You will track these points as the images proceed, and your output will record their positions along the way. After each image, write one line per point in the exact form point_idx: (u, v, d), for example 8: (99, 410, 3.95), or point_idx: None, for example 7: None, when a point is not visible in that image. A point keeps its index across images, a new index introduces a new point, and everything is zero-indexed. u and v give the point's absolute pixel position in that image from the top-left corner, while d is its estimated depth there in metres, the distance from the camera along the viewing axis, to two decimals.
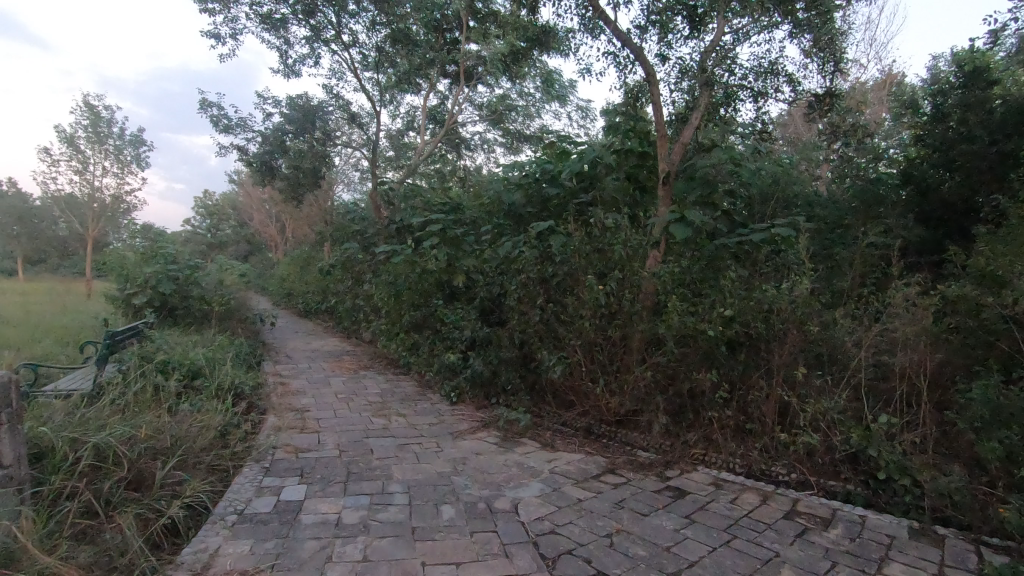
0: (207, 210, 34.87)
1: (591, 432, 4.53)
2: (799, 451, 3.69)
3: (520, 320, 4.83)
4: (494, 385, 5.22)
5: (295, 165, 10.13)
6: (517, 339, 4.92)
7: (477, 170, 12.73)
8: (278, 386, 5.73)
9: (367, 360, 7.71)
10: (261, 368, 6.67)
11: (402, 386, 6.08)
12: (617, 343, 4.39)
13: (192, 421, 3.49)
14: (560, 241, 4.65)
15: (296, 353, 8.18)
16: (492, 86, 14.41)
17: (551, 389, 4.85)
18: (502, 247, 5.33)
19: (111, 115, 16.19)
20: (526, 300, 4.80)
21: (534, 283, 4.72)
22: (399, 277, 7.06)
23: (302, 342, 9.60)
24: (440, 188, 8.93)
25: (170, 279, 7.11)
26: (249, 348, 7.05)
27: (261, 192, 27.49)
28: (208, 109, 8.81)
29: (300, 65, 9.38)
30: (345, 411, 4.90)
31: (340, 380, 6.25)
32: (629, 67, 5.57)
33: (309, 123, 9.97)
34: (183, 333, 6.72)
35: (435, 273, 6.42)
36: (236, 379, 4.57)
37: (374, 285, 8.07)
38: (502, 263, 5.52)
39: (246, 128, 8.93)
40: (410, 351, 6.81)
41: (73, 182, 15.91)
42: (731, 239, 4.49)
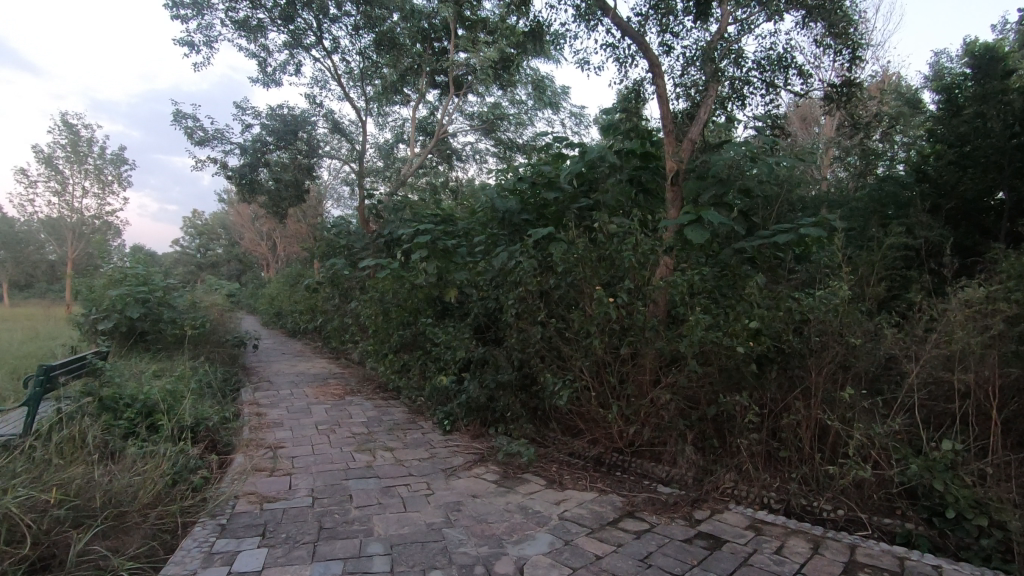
0: (196, 230, 34.35)
1: (602, 463, 4.01)
2: (846, 485, 3.19)
3: (519, 338, 4.32)
4: (491, 412, 4.70)
5: (278, 179, 9.66)
6: (516, 360, 4.41)
7: (469, 180, 12.31)
8: (253, 418, 5.18)
9: (354, 383, 7.16)
10: (237, 397, 6.11)
11: (390, 413, 5.54)
12: (629, 363, 3.90)
13: (135, 470, 2.97)
14: (561, 248, 4.15)
15: (278, 378, 7.61)
16: (483, 95, 14.04)
17: (555, 415, 4.33)
18: (497, 258, 4.83)
19: (91, 133, 15.73)
20: (524, 316, 4.30)
21: (534, 297, 4.23)
22: (386, 293, 6.56)
23: (287, 365, 9.03)
24: (430, 199, 8.48)
25: (138, 302, 6.58)
26: (225, 375, 6.50)
27: (250, 210, 27.02)
28: (182, 121, 8.33)
29: (280, 74, 8.95)
30: (325, 446, 4.36)
31: (323, 408, 5.71)
32: (630, 60, 5.13)
33: (291, 134, 9.50)
34: (152, 361, 6.17)
35: (424, 289, 5.91)
36: (199, 415, 4.03)
37: (362, 303, 7.56)
38: (498, 276, 5.02)
39: (223, 140, 8.45)
40: (400, 374, 6.28)
41: (52, 204, 15.40)
42: (752, 242, 4.02)
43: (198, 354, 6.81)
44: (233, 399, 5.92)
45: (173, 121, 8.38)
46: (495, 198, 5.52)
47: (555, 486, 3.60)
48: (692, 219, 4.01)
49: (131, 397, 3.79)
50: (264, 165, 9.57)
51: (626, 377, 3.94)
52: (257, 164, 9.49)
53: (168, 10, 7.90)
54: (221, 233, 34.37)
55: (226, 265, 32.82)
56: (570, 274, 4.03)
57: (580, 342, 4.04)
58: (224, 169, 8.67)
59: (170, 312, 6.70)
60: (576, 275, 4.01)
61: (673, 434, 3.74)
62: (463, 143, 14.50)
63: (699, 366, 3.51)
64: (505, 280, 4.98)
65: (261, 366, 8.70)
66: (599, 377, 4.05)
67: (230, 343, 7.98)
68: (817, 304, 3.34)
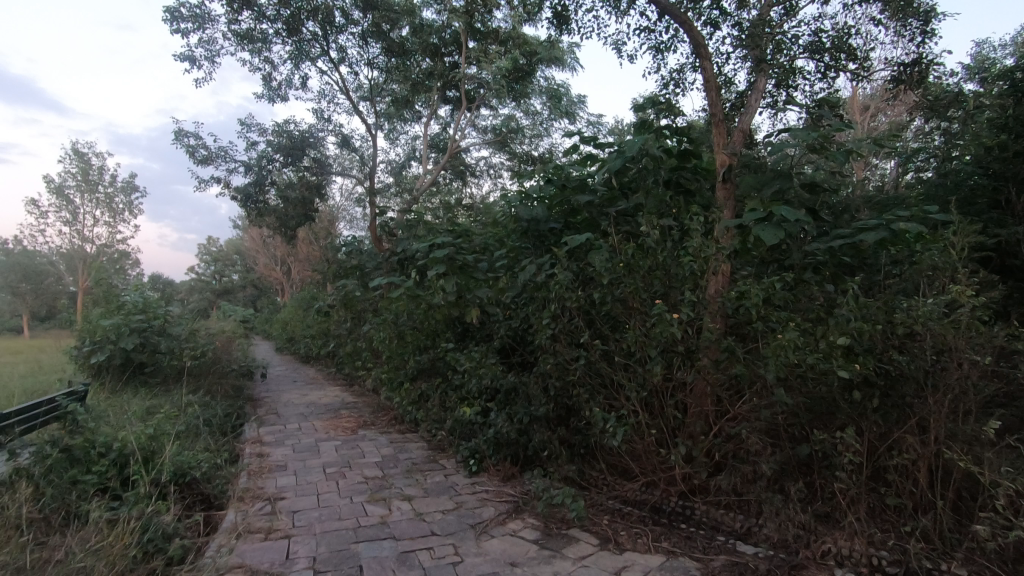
0: (211, 258, 34.35)
1: (661, 510, 3.36)
2: (989, 545, 2.51)
3: (556, 364, 3.68)
4: (525, 449, 4.05)
5: (285, 198, 9.21)
6: (553, 389, 3.77)
7: (485, 196, 11.82)
8: (252, 460, 4.59)
9: (368, 414, 6.57)
10: (240, 435, 5.54)
11: (407, 450, 4.92)
12: (693, 391, 3.23)
13: (88, 550, 2.38)
14: (602, 256, 3.53)
15: (286, 410, 7.04)
16: (496, 108, 13.62)
17: (600, 452, 3.69)
18: (524, 272, 4.22)
19: (101, 161, 15.62)
20: (562, 338, 3.68)
21: (572, 315, 3.61)
22: (400, 316, 5.97)
23: (297, 395, 8.46)
24: (445, 214, 7.95)
25: (134, 332, 6.09)
26: (226, 410, 5.94)
27: (263, 236, 26.87)
28: (183, 140, 7.93)
29: (286, 88, 8.55)
30: (332, 494, 3.76)
31: (332, 445, 5.11)
32: (667, 44, 4.56)
33: (298, 151, 9.03)
34: (147, 397, 5.64)
35: (442, 309, 5.34)
36: (184, 462, 3.44)
37: (374, 327, 7.00)
38: (526, 292, 4.41)
39: (226, 159, 8.03)
40: (417, 405, 5.65)
41: (62, 233, 15.24)
42: (832, 242, 3.37)
43: (199, 386, 6.28)
44: (234, 438, 5.34)
45: (174, 141, 7.98)
46: (518, 205, 4.93)
47: (610, 547, 2.96)
48: (761, 217, 3.35)
49: (103, 445, 3.23)
50: (271, 184, 9.13)
51: (688, 408, 3.27)
52: (263, 183, 9.05)
53: (167, 25, 7.53)
54: (237, 260, 34.36)
55: (241, 291, 32.73)
56: (615, 286, 3.38)
57: (632, 367, 3.39)
58: (228, 189, 8.25)
59: (168, 342, 6.20)
60: (622, 288, 3.36)
61: (753, 478, 3.07)
62: (476, 158, 14.04)
63: (786, 396, 2.84)
64: (534, 297, 4.36)
65: (270, 397, 8.15)
66: (655, 408, 3.40)
67: (236, 373, 7.45)
68: (937, 316, 2.65)
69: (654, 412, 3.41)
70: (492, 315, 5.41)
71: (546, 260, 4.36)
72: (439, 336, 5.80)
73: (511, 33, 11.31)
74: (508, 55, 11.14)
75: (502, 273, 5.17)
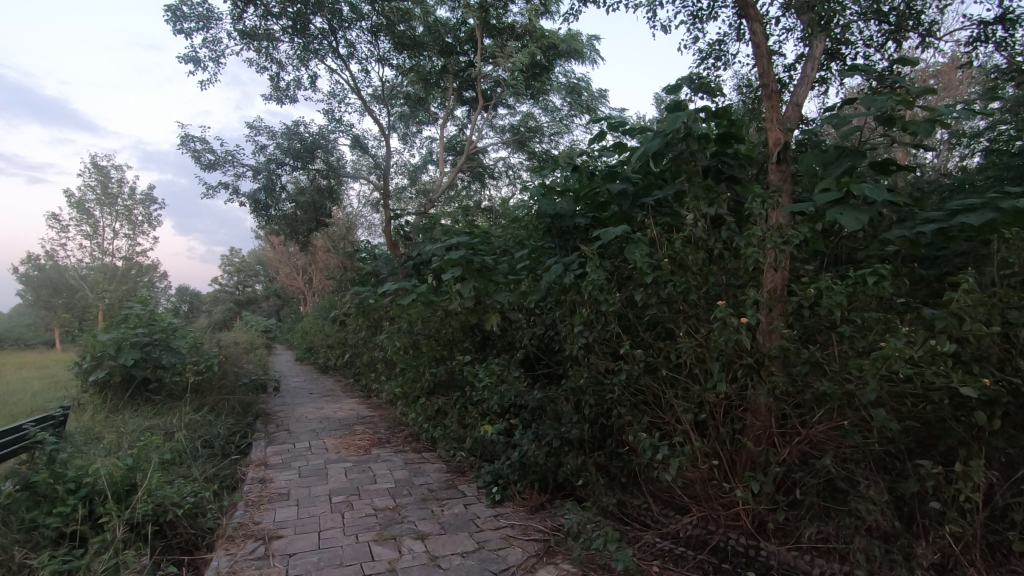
0: (234, 268, 34.53)
1: (721, 552, 2.79)
2: None
3: (591, 379, 3.16)
4: (556, 475, 3.54)
5: (296, 203, 8.85)
6: (587, 407, 3.25)
7: (504, 197, 11.34)
8: (253, 487, 4.15)
9: (383, 431, 6.10)
10: (244, 457, 5.12)
11: (423, 473, 4.43)
12: (756, 408, 2.65)
13: None
14: (642, 250, 2.99)
15: (297, 427, 6.62)
16: (514, 106, 13.16)
17: (644, 479, 3.13)
18: (550, 272, 3.71)
19: (120, 174, 15.63)
20: (596, 347, 3.14)
21: (608, 320, 3.08)
22: (415, 324, 5.51)
23: (311, 408, 8.07)
24: (462, 215, 7.49)
25: (134, 347, 5.74)
26: (231, 429, 5.54)
27: (282, 246, 26.86)
28: (189, 144, 7.63)
29: (295, 88, 8.21)
30: (335, 530, 3.28)
31: (341, 468, 4.65)
32: (707, 10, 4.02)
33: (308, 153, 8.67)
34: (147, 416, 5.27)
35: (460, 315, 4.86)
36: (165, 497, 3.00)
37: (388, 337, 6.56)
38: (553, 294, 3.90)
39: (234, 163, 7.71)
40: (434, 421, 5.16)
41: (83, 247, 15.26)
42: (923, 225, 2.78)
43: (204, 403, 5.91)
44: (237, 460, 4.92)
45: (180, 146, 7.69)
46: (540, 198, 4.42)
47: None
48: (836, 199, 2.76)
49: (71, 481, 2.83)
50: (281, 189, 8.79)
51: (754, 431, 2.70)
52: (273, 188, 8.71)
53: (170, 26, 7.25)
54: (259, 270, 34.57)
55: (264, 302, 32.86)
56: (660, 285, 2.82)
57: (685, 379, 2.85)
58: (237, 195, 7.93)
59: (171, 357, 5.84)
60: (670, 287, 2.82)
61: (838, 517, 2.50)
62: (495, 159, 13.57)
63: (882, 417, 2.26)
64: (562, 301, 3.85)
65: (283, 411, 7.77)
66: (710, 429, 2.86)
67: (246, 387, 7.08)
68: None
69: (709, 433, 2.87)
70: (513, 322, 4.90)
71: (573, 259, 3.84)
72: (457, 345, 5.32)
73: (527, 28, 10.84)
74: (525, 50, 10.67)
75: (523, 274, 4.66)
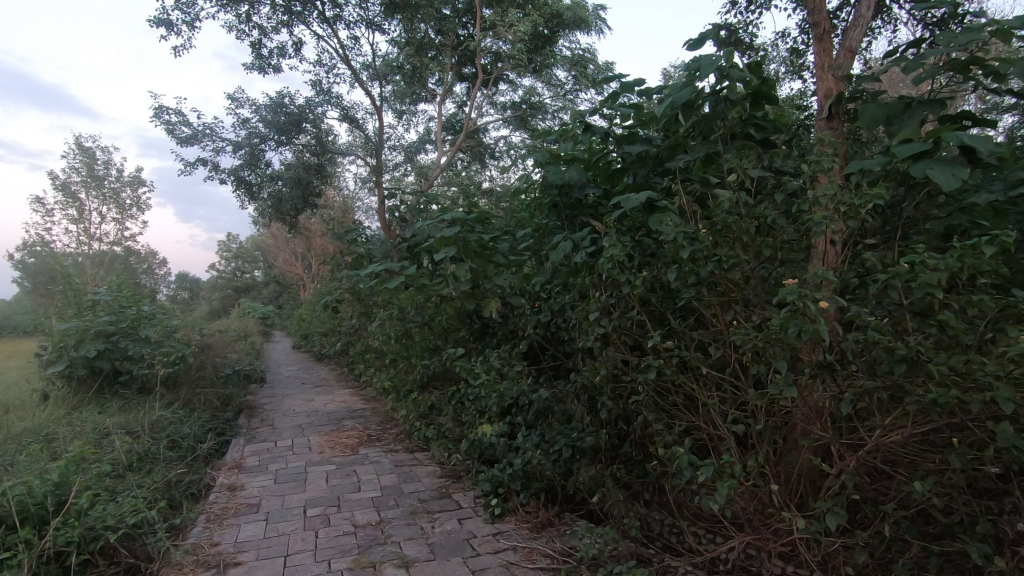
0: (231, 254, 33.99)
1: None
2: None
3: (609, 377, 2.63)
4: (566, 487, 3.04)
5: (282, 181, 8.26)
6: (604, 410, 2.73)
7: (505, 177, 10.74)
8: (220, 496, 3.65)
9: (373, 426, 5.61)
10: (218, 459, 4.63)
11: (413, 479, 3.93)
12: (821, 416, 2.12)
13: None
14: (673, 220, 2.44)
15: (282, 422, 6.13)
16: (516, 82, 12.53)
17: (671, 494, 2.61)
18: (558, 251, 3.18)
19: (107, 157, 15.16)
20: (616, 339, 2.60)
21: (630, 306, 2.53)
22: (407, 310, 5.00)
23: (301, 401, 7.57)
24: (460, 194, 6.93)
25: (98, 338, 5.23)
26: (204, 426, 5.04)
27: (279, 233, 26.37)
28: (163, 117, 7.04)
29: (279, 56, 7.62)
30: (305, 554, 2.78)
31: (323, 472, 4.16)
32: None
33: (295, 128, 8.07)
34: (110, 413, 4.78)
35: (456, 301, 4.34)
36: (97, 520, 2.52)
37: (379, 325, 6.05)
38: (562, 276, 3.37)
39: (212, 137, 7.13)
40: (428, 419, 4.65)
41: (70, 232, 14.80)
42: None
43: (178, 397, 5.41)
44: (207, 462, 4.43)
45: (154, 118, 7.10)
46: (545, 166, 3.84)
47: None
48: (921, 151, 2.18)
49: None
50: (266, 166, 8.20)
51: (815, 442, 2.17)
52: (258, 165, 8.12)
53: None
54: (258, 256, 34.07)
55: (263, 288, 32.46)
56: (697, 260, 2.27)
57: (726, 378, 2.33)
58: (217, 172, 7.35)
59: (140, 348, 5.34)
60: (710, 265, 2.25)
61: (925, 554, 1.97)
62: (496, 138, 12.94)
63: (1005, 432, 1.70)
64: (573, 282, 3.31)
65: (271, 404, 7.28)
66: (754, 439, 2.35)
67: (228, 379, 6.59)
68: None
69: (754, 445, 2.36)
70: (515, 309, 4.38)
71: (584, 235, 3.29)
72: (452, 334, 4.80)
73: None
74: (527, 20, 10.01)
75: (526, 254, 4.11)
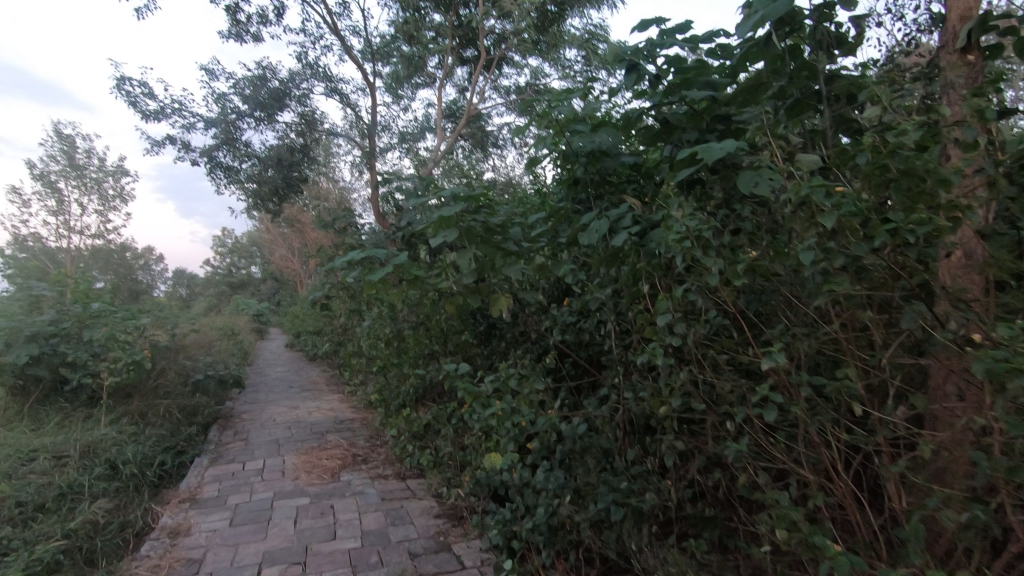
0: (227, 250, 33.26)
1: None
2: None
3: (679, 406, 1.85)
4: (606, 549, 2.25)
5: (264, 165, 7.44)
6: (667, 451, 1.95)
7: (510, 165, 9.93)
8: (155, 547, 2.85)
9: (360, 443, 4.82)
10: (170, 488, 3.84)
11: (403, 522, 3.12)
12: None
13: None
14: (782, 179, 1.64)
15: (256, 436, 5.33)
16: (522, 66, 11.72)
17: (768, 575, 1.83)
18: (594, 231, 2.38)
19: (90, 144, 14.43)
20: (694, 353, 1.80)
21: (718, 308, 1.74)
22: (399, 308, 4.19)
23: (283, 408, 6.77)
24: (461, 178, 6.14)
25: (33, 341, 4.43)
26: (156, 446, 4.23)
27: (275, 227, 25.65)
28: (125, 89, 6.22)
29: (259, 24, 6.82)
30: None
31: (292, 510, 3.36)
32: None
33: (277, 104, 7.23)
34: (40, 431, 3.99)
35: (457, 298, 3.53)
36: None
37: (369, 327, 5.27)
38: (598, 265, 2.56)
39: (182, 112, 6.32)
40: (423, 439, 3.86)
41: (50, 225, 14.14)
42: None
43: (130, 410, 4.61)
44: (152, 495, 3.63)
45: (116, 90, 6.28)
46: (572, 126, 3.00)
47: None
48: None
49: None
50: (245, 147, 7.36)
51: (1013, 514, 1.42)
52: (235, 146, 7.24)
53: None
54: (255, 252, 33.23)
55: (259, 285, 31.69)
56: (831, 238, 1.47)
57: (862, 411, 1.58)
58: (188, 151, 6.53)
59: (84, 352, 4.53)
60: (854, 243, 1.45)
61: None
62: (499, 125, 12.12)
63: None
64: (613, 274, 2.51)
65: (249, 413, 6.47)
66: (892, 497, 1.64)
67: (197, 386, 5.79)
68: None
69: (893, 505, 1.65)
70: (529, 308, 3.58)
71: (624, 212, 2.49)
72: (452, 339, 3.99)
73: None
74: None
75: (543, 239, 3.30)
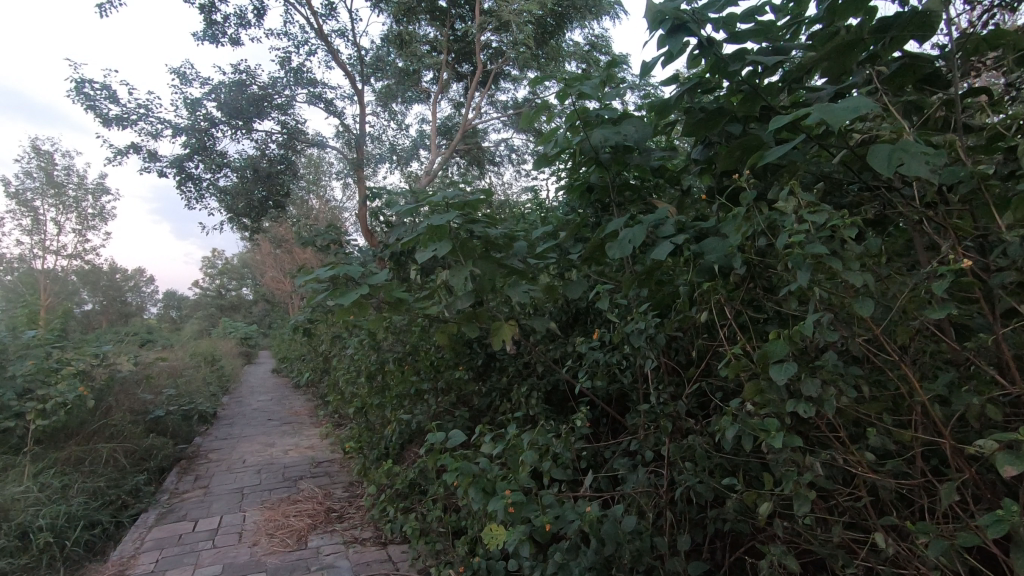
0: (217, 271, 32.55)
1: None
2: None
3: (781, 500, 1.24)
4: None
5: (240, 177, 6.85)
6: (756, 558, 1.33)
7: (508, 182, 9.41)
8: None
9: (337, 493, 4.12)
10: (95, 561, 3.14)
11: None
12: None
13: None
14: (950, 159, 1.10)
15: (219, 483, 4.62)
16: (519, 80, 11.30)
17: None
18: (631, 241, 1.77)
19: (67, 160, 13.80)
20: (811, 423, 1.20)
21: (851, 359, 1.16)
22: (380, 338, 3.55)
23: (256, 446, 6.05)
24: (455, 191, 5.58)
25: None
26: (86, 504, 3.53)
27: (266, 249, 25.02)
28: (85, 92, 5.64)
29: (238, 25, 6.30)
30: None
31: None
32: None
33: (256, 112, 6.67)
34: None
35: (447, 326, 2.90)
36: None
37: (350, 358, 4.63)
38: (632, 286, 1.94)
39: (146, 118, 5.74)
40: (408, 495, 3.18)
41: (24, 245, 13.46)
42: None
43: (62, 457, 3.90)
44: None
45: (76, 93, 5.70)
46: (589, 114, 2.34)
47: None
48: None
49: None
50: (220, 158, 6.77)
51: None
52: (208, 157, 6.65)
53: None
54: (245, 273, 32.44)
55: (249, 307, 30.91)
56: None
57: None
58: (155, 161, 5.93)
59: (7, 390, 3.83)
60: None
61: None
62: (496, 142, 11.66)
63: None
64: (653, 300, 1.90)
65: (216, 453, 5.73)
66: None
67: (154, 423, 5.08)
68: None
69: None
70: (535, 339, 2.96)
71: (668, 217, 1.89)
72: (443, 374, 3.35)
73: None
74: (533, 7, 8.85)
75: (553, 255, 2.68)
